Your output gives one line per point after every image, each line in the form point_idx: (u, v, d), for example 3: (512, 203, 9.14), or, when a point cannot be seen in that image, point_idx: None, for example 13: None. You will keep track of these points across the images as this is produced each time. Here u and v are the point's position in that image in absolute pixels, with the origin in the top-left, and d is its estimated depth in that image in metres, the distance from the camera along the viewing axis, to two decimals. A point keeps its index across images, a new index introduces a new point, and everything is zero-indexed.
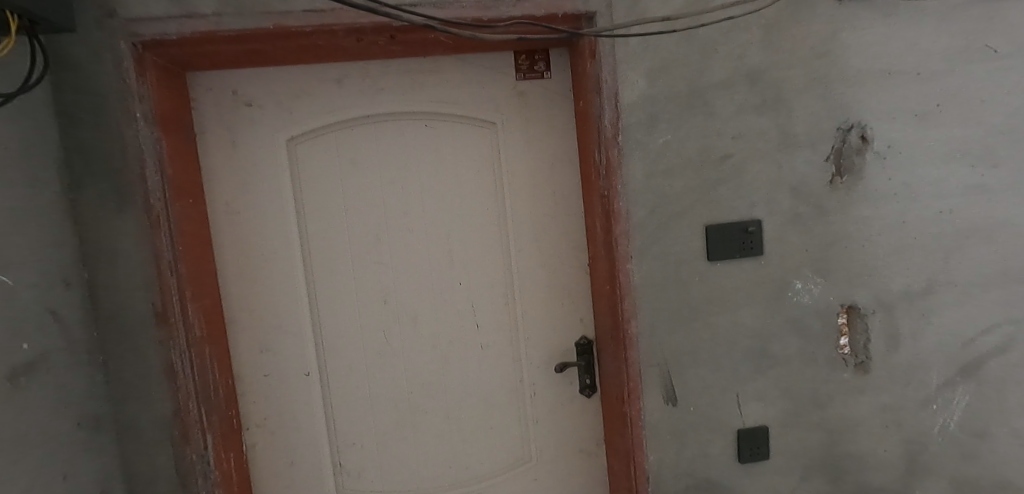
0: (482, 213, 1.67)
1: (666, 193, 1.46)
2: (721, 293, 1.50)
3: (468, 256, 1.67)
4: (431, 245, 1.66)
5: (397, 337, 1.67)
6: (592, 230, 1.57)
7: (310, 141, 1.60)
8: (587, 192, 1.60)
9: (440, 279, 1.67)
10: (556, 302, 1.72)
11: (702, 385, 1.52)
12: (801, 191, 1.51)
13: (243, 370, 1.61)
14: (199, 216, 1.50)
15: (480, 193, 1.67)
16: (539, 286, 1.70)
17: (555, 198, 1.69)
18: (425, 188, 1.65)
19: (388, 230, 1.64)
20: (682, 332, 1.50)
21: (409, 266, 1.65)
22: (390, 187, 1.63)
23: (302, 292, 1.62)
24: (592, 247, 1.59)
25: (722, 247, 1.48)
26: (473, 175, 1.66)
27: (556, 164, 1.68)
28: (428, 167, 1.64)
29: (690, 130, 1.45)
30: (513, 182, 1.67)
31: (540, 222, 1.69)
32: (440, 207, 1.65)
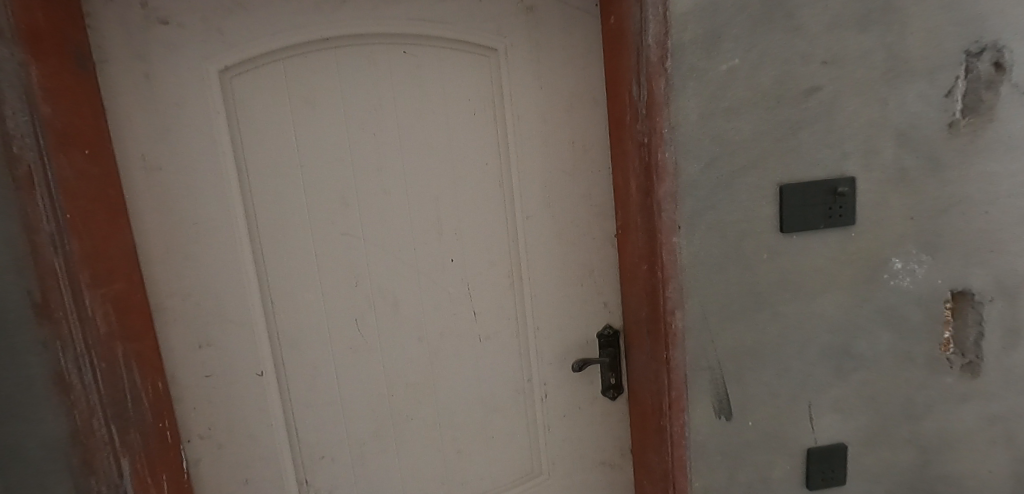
0: (481, 170, 1.29)
1: (730, 140, 1.07)
2: (796, 276, 1.13)
3: (461, 225, 1.30)
4: (415, 212, 1.28)
5: (374, 328, 1.32)
6: (626, 192, 1.19)
7: (250, 73, 1.21)
8: (617, 140, 1.22)
9: (427, 254, 1.30)
10: (574, 283, 1.35)
11: (765, 394, 1.17)
12: (909, 138, 1.11)
13: (177, 370, 1.26)
14: (103, 172, 1.13)
15: (476, 144, 1.28)
16: (552, 263, 1.34)
17: (574, 150, 1.30)
18: (405, 137, 1.26)
19: (358, 191, 1.26)
20: (743, 326, 1.13)
21: (386, 238, 1.29)
22: (360, 135, 1.25)
23: (250, 272, 1.26)
24: (625, 213, 1.22)
25: (801, 215, 1.10)
26: (467, 118, 1.27)
27: (575, 105, 1.28)
28: (408, 107, 1.25)
29: (764, 53, 1.05)
30: (521, 128, 1.28)
31: (555, 180, 1.30)
32: (425, 163, 1.27)
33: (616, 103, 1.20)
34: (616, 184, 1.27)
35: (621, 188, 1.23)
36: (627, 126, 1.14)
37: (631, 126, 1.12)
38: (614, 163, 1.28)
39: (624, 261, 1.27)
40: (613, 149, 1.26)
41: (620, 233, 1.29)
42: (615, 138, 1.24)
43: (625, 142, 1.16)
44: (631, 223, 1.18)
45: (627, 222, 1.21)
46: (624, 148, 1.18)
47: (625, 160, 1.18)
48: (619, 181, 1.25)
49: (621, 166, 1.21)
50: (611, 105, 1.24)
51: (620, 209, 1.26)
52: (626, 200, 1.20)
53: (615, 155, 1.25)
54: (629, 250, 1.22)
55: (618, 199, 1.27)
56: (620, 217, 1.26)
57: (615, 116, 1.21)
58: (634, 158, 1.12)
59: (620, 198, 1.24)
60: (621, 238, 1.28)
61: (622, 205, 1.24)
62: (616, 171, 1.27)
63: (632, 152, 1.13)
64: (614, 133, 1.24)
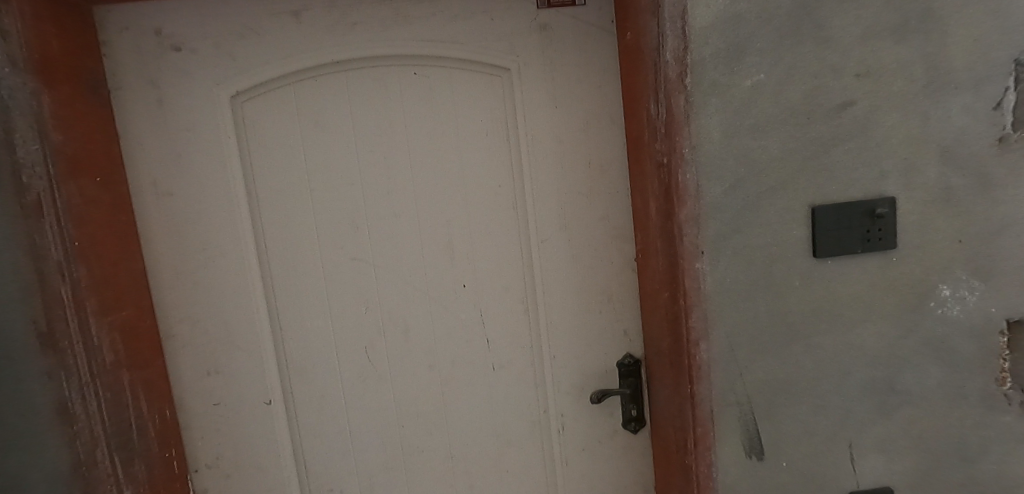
0: (494, 192, 1.25)
1: (756, 160, 1.00)
2: (831, 304, 1.05)
3: (474, 250, 1.26)
4: (426, 236, 1.25)
5: (384, 356, 1.28)
6: (646, 215, 1.13)
7: (262, 97, 1.20)
8: (635, 160, 1.16)
9: (439, 279, 1.26)
10: (592, 310, 1.29)
11: (800, 432, 1.08)
12: (954, 155, 1.03)
13: (185, 397, 1.25)
14: (113, 199, 1.12)
15: (489, 166, 1.24)
16: (569, 289, 1.28)
17: (590, 171, 1.25)
18: (415, 160, 1.23)
19: (369, 215, 1.23)
20: (774, 358, 1.05)
21: (397, 263, 1.25)
22: (370, 158, 1.22)
23: (259, 299, 1.23)
24: (646, 238, 1.16)
25: (836, 238, 1.02)
26: (480, 140, 1.23)
27: (592, 125, 1.23)
28: (419, 130, 1.22)
29: (791, 67, 0.99)
30: (535, 148, 1.23)
31: (571, 203, 1.25)
32: (436, 187, 1.24)
33: (633, 122, 1.14)
34: (635, 207, 1.21)
35: (640, 212, 1.17)
36: (645, 146, 1.08)
37: (649, 147, 1.06)
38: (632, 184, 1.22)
39: (644, 288, 1.21)
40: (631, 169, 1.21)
41: (639, 257, 1.23)
42: (632, 159, 1.19)
43: (644, 163, 1.10)
44: (651, 248, 1.12)
45: (647, 246, 1.15)
46: (642, 170, 1.12)
47: (644, 182, 1.12)
48: (637, 204, 1.19)
49: (640, 188, 1.15)
50: (629, 124, 1.19)
51: (639, 233, 1.20)
52: (646, 224, 1.14)
53: (633, 176, 1.20)
54: (650, 275, 1.15)
55: (636, 223, 1.21)
56: (639, 241, 1.20)
57: (632, 136, 1.16)
58: (653, 179, 1.06)
59: (640, 221, 1.18)
60: (641, 263, 1.21)
61: (641, 229, 1.18)
62: (634, 193, 1.21)
63: (650, 174, 1.07)
64: (631, 154, 1.19)
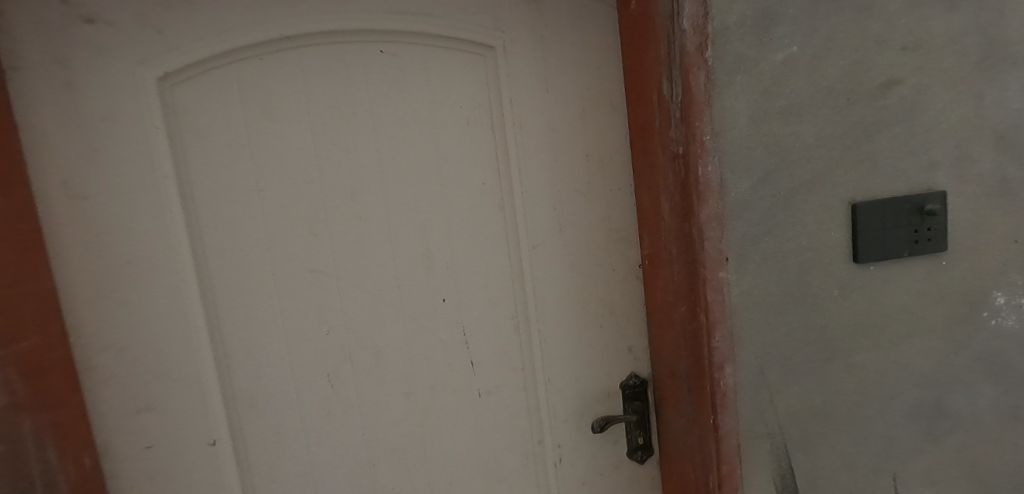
0: (477, 191, 1.07)
1: (788, 149, 0.85)
2: (874, 316, 0.90)
3: (454, 258, 1.08)
4: (397, 243, 1.06)
5: (350, 385, 1.09)
6: (656, 216, 0.97)
7: (197, 79, 1.00)
8: (641, 152, 1.00)
9: (414, 293, 1.08)
10: (592, 325, 1.12)
11: (839, 466, 0.93)
12: (1010, 142, 0.89)
13: (111, 442, 1.03)
14: (8, 202, 0.90)
15: (471, 161, 1.06)
16: (565, 301, 1.11)
17: (588, 166, 1.08)
18: (383, 154, 1.04)
19: (329, 220, 1.05)
20: (809, 381, 0.90)
21: (364, 276, 1.06)
22: (330, 152, 1.03)
23: (199, 321, 1.03)
24: (655, 242, 0.99)
25: (880, 240, 0.87)
26: (460, 130, 1.05)
27: (588, 112, 1.07)
28: (387, 119, 1.04)
29: (829, 39, 0.84)
30: (524, 139, 1.06)
31: (565, 202, 1.08)
32: (408, 185, 1.05)
33: (638, 107, 0.98)
34: (640, 206, 1.04)
35: (647, 212, 1.01)
36: (656, 135, 0.92)
37: (661, 135, 0.90)
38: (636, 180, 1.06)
39: (653, 299, 1.05)
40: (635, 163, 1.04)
41: (645, 264, 1.07)
42: (636, 151, 1.02)
43: (654, 155, 0.94)
44: (663, 254, 0.96)
45: (657, 252, 0.99)
46: (651, 163, 0.96)
47: (653, 177, 0.96)
48: (643, 202, 1.02)
49: (648, 184, 0.99)
50: (631, 110, 1.02)
51: (645, 236, 1.04)
52: (656, 226, 0.98)
53: (637, 171, 1.03)
54: (661, 286, 0.99)
55: (642, 224, 1.05)
56: (646, 245, 1.04)
57: (637, 124, 1.00)
58: (665, 173, 0.90)
59: (647, 223, 1.02)
60: (648, 271, 1.05)
61: (648, 231, 1.02)
62: (638, 190, 1.04)
63: (662, 167, 0.91)
64: (635, 145, 1.03)
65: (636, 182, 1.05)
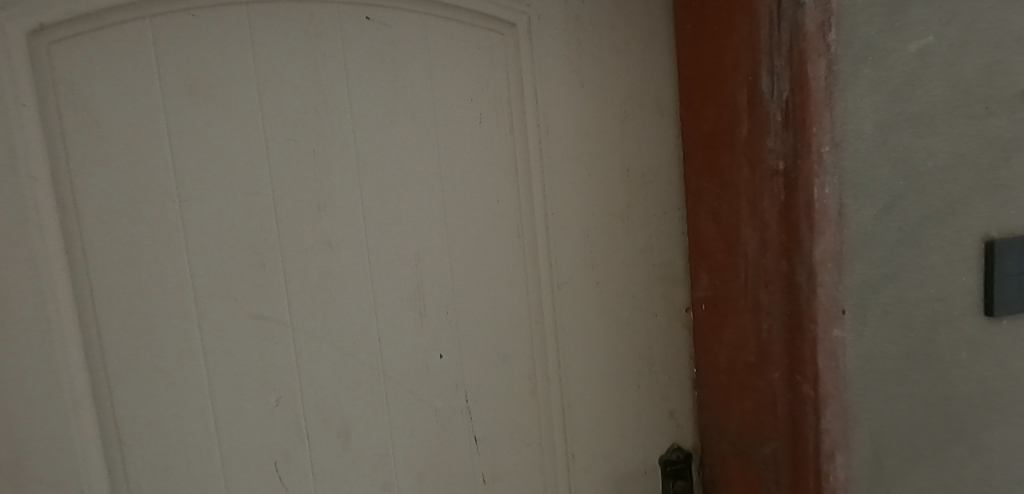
0: (489, 213, 0.82)
1: (917, 169, 0.65)
2: (1004, 384, 0.71)
3: (457, 300, 0.82)
4: (382, 280, 0.78)
5: (309, 475, 0.79)
6: (728, 250, 0.75)
7: (89, 38, 0.68)
8: (703, 168, 0.78)
9: (402, 348, 0.80)
10: (627, 385, 0.89)
11: None
12: None
13: None
14: None
15: (483, 173, 0.81)
16: (595, 355, 0.87)
17: (627, 184, 0.86)
18: (366, 157, 0.76)
19: (287, 246, 0.75)
20: (931, 470, 0.70)
21: (334, 324, 0.77)
22: (290, 151, 0.74)
23: (81, 392, 0.70)
24: (722, 284, 0.77)
25: (1020, 288, 0.69)
26: (470, 131, 0.80)
27: (631, 115, 0.85)
28: (374, 110, 0.77)
29: (968, 30, 0.65)
30: (552, 147, 0.82)
31: (600, 230, 0.85)
32: (399, 201, 0.78)
33: (702, 110, 0.76)
34: (692, 236, 0.82)
35: (708, 245, 0.79)
36: (736, 144, 0.70)
37: (749, 145, 0.68)
38: (687, 203, 0.83)
39: (709, 355, 0.82)
40: (688, 181, 0.82)
41: (696, 309, 0.84)
42: (692, 166, 0.80)
43: (730, 171, 0.72)
44: (737, 300, 0.74)
45: (725, 297, 0.76)
46: (724, 182, 0.74)
47: (726, 200, 0.74)
48: (700, 232, 0.80)
49: (713, 208, 0.77)
50: (685, 114, 0.80)
51: (700, 275, 0.82)
52: (726, 264, 0.75)
53: (691, 192, 0.81)
54: (729, 340, 0.76)
55: (694, 260, 0.83)
56: (702, 287, 0.81)
57: (697, 132, 0.78)
58: (754, 196, 0.68)
59: (706, 258, 0.80)
60: (702, 319, 0.83)
61: (708, 269, 0.79)
62: (691, 216, 0.82)
63: (747, 188, 0.69)
64: (690, 159, 0.81)
65: (688, 205, 0.83)
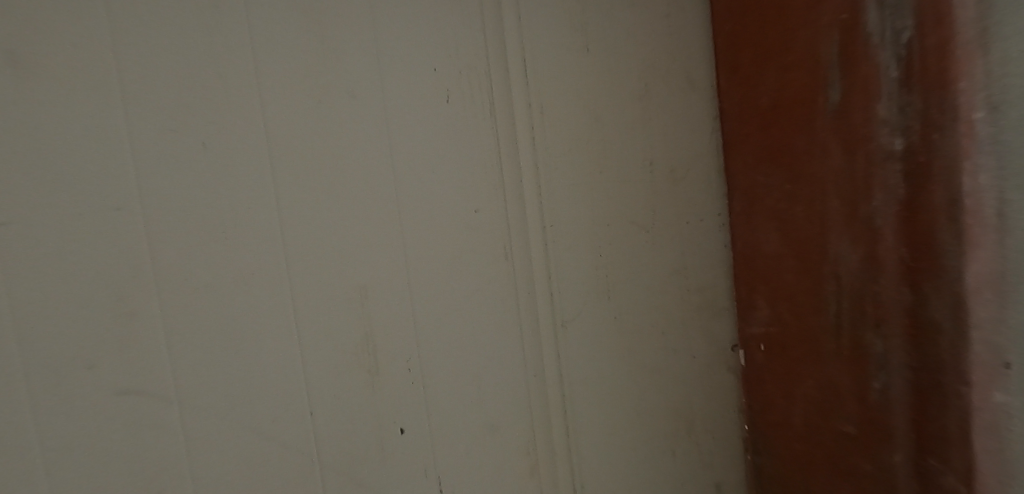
0: (467, 230, 0.61)
1: None
2: None
3: (425, 353, 0.60)
4: (315, 331, 0.57)
5: None
6: (806, 272, 0.54)
7: None
8: (759, 160, 0.57)
9: (347, 422, 0.58)
10: (655, 452, 0.69)
11: None
12: None
13: None
14: None
15: (456, 177, 0.61)
16: (613, 410, 0.67)
17: (652, 183, 0.66)
18: (287, 164, 0.55)
19: (175, 292, 0.53)
20: None
21: (250, 398, 0.56)
22: (174, 156, 0.52)
23: None
24: (794, 317, 0.56)
25: None
26: (437, 122, 0.60)
27: (652, 94, 0.66)
28: (299, 96, 0.55)
29: None
30: (554, 142, 0.64)
31: (618, 247, 0.66)
32: (339, 223, 0.57)
33: (756, 81, 0.56)
34: (744, 254, 0.62)
35: (769, 265, 0.58)
36: (817, 123, 0.50)
37: (840, 122, 0.48)
38: (734, 210, 0.63)
39: (775, 413, 0.61)
40: (733, 179, 0.62)
41: (751, 349, 0.63)
42: (741, 160, 0.60)
43: (806, 163, 0.52)
44: (824, 341, 0.53)
45: (801, 336, 0.56)
46: (795, 178, 0.53)
47: (799, 204, 0.53)
48: (757, 247, 0.60)
49: (778, 215, 0.56)
50: (728, 91, 0.61)
51: (758, 305, 0.61)
52: (801, 292, 0.55)
53: (741, 194, 0.61)
54: (811, 396, 0.56)
55: (748, 284, 0.62)
56: (762, 321, 0.61)
57: (749, 112, 0.58)
58: (853, 198, 0.48)
59: (766, 282, 0.59)
60: (763, 363, 0.62)
61: (770, 296, 0.59)
62: (742, 226, 0.62)
63: (838, 185, 0.49)
64: (735, 150, 0.61)
65: (735, 211, 0.63)
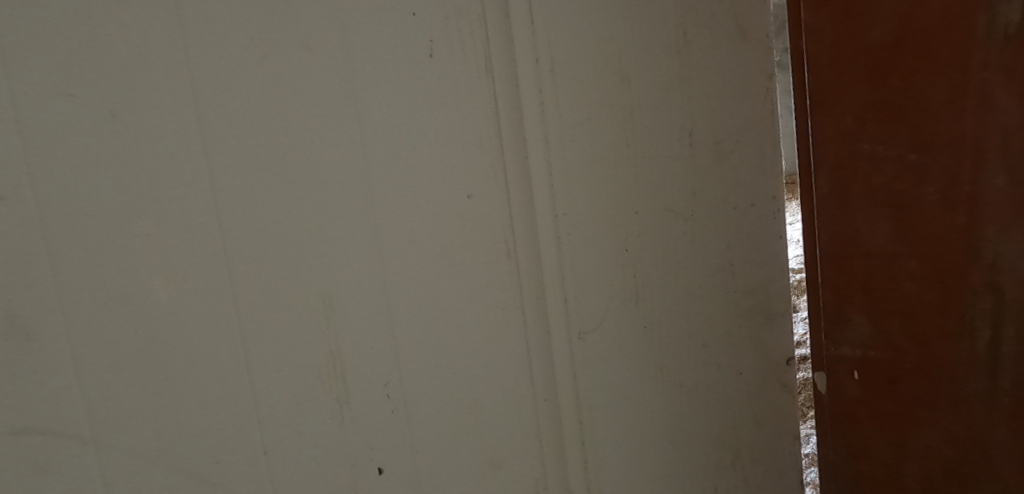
0: (461, 220, 0.49)
1: None
2: None
3: (408, 376, 0.49)
4: (268, 353, 0.44)
5: None
6: (938, 281, 0.35)
7: None
8: (862, 130, 0.36)
9: (315, 465, 0.46)
10: (686, 478, 0.58)
11: None
12: None
13: None
14: None
15: (446, 153, 0.48)
16: (638, 432, 0.56)
17: (690, 159, 0.54)
18: (221, 135, 0.41)
19: (74, 313, 0.38)
20: None
21: (182, 443, 0.42)
22: (62, 118, 0.37)
23: None
24: (908, 338, 0.37)
25: None
26: (420, 84, 0.47)
27: (693, 47, 0.52)
28: (230, 45, 0.41)
29: None
30: (569, 111, 0.51)
31: (649, 241, 0.54)
32: (298, 217, 0.44)
33: (860, 20, 0.35)
34: (833, 253, 0.40)
35: (891, 275, 0.37)
36: (955, 74, 0.32)
37: (968, 71, 0.32)
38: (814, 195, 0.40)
39: (885, 470, 0.41)
40: (823, 144, 0.39)
41: (835, 372, 0.42)
42: (833, 133, 0.38)
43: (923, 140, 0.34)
44: (960, 376, 0.36)
45: (933, 375, 0.37)
46: (917, 156, 0.34)
47: (935, 181, 0.34)
48: (852, 246, 0.39)
49: (886, 202, 0.37)
50: (814, 37, 0.38)
51: (850, 324, 0.40)
52: (920, 307, 0.36)
53: (832, 177, 0.39)
54: (940, 447, 0.38)
55: (832, 300, 0.41)
56: (855, 343, 0.40)
57: (858, 52, 0.36)
58: (944, 186, 0.34)
59: (866, 290, 0.39)
60: (855, 393, 0.41)
61: (876, 316, 0.39)
62: (827, 217, 0.40)
63: (967, 147, 0.32)
64: (823, 120, 0.38)
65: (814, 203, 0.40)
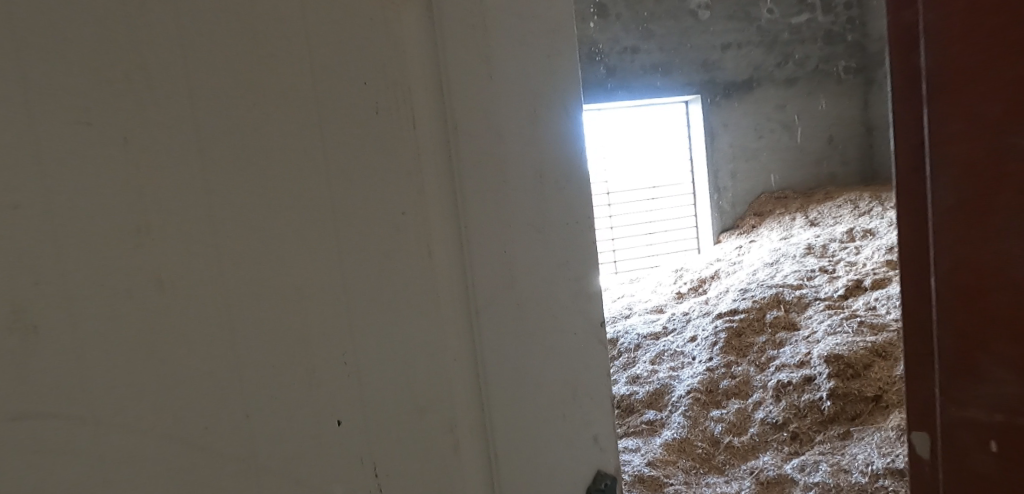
0: (392, 231, 0.67)
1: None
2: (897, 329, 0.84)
3: (352, 348, 0.65)
4: (260, 331, 0.60)
5: None
6: None
7: None
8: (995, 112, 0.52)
9: (287, 417, 0.62)
10: (551, 414, 0.79)
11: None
12: None
13: None
14: None
15: (383, 184, 0.66)
16: (519, 386, 0.77)
17: (542, 190, 0.76)
18: (226, 178, 0.57)
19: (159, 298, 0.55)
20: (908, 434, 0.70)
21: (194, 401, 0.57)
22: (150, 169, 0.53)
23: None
24: None
25: None
26: (361, 135, 0.64)
27: (540, 114, 0.74)
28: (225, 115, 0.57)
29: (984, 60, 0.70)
30: (464, 153, 0.71)
31: (520, 244, 0.75)
32: (249, 211, 0.58)
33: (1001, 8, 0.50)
34: (963, 233, 0.56)
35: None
36: None
37: None
38: (935, 184, 0.57)
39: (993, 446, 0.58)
40: (948, 151, 0.55)
41: (980, 361, 0.57)
42: (963, 121, 0.53)
43: None
44: None
45: None
46: None
47: None
48: (984, 228, 0.55)
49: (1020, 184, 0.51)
50: (943, 18, 0.54)
51: (989, 294, 0.55)
52: None
53: (958, 164, 0.55)
54: None
55: (967, 276, 0.57)
56: (995, 314, 0.55)
57: (987, 70, 0.51)
58: None
59: (1001, 266, 0.54)
60: (1004, 375, 0.56)
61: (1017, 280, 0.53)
62: (955, 214, 0.57)
63: None
64: (950, 112, 0.54)
65: (944, 198, 0.57)
